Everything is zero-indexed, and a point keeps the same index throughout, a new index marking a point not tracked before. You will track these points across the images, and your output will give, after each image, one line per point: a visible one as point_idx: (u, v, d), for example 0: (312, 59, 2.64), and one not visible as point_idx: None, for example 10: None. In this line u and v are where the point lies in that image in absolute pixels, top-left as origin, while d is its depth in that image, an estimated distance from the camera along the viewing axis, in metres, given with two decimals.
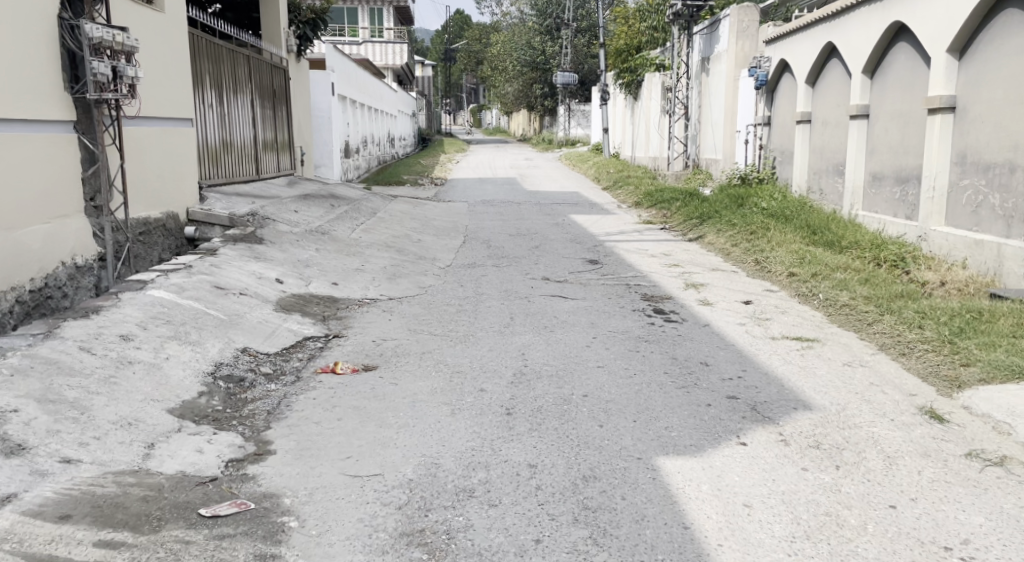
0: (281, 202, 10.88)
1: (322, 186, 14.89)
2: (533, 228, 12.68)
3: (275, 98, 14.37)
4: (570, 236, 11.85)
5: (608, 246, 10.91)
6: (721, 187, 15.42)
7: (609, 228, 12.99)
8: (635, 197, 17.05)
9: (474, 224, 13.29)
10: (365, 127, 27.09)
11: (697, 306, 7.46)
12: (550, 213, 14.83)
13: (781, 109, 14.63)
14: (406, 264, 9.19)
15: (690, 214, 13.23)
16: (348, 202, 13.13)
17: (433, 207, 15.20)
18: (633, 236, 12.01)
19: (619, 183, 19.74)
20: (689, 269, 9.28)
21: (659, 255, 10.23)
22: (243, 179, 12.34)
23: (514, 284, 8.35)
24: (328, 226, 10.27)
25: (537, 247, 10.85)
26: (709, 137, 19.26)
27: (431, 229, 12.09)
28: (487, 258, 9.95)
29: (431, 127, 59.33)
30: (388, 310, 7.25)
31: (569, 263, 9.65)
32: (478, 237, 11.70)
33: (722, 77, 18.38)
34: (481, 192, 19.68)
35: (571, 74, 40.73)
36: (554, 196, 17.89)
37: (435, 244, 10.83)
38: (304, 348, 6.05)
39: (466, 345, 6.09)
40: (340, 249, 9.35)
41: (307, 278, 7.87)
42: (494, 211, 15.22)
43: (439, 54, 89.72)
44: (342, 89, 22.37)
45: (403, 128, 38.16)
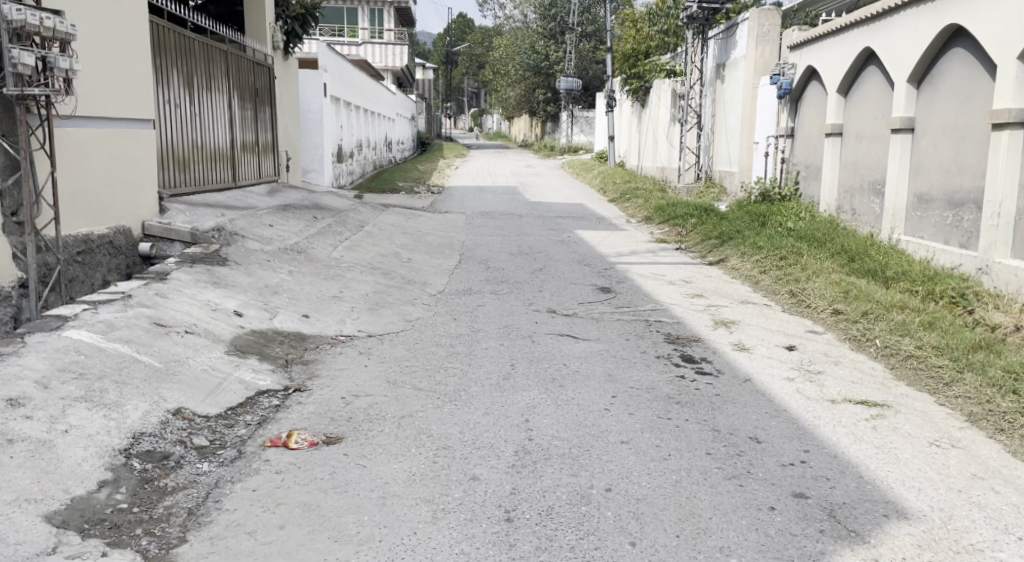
0: (256, 214, 9.73)
1: (309, 194, 13.74)
2: (537, 247, 11.53)
3: (258, 99, 13.24)
4: (577, 257, 10.71)
5: (621, 271, 9.76)
6: (738, 203, 14.30)
7: (618, 248, 11.84)
8: (645, 212, 15.91)
9: (472, 240, 12.13)
10: (361, 130, 25.94)
11: (731, 352, 6.31)
12: (554, 229, 13.68)
13: (807, 120, 13.49)
14: (393, 289, 8.04)
15: (709, 233, 12.10)
16: (334, 214, 11.98)
17: (428, 220, 14.04)
18: (647, 259, 10.87)
19: (627, 195, 18.60)
20: (715, 302, 8.14)
21: (678, 283, 9.09)
22: (217, 187, 11.19)
23: (516, 318, 7.19)
24: (307, 244, 9.12)
25: (541, 270, 9.70)
26: (724, 148, 18.13)
27: (423, 246, 10.94)
28: (485, 283, 8.80)
29: (431, 132, 58.22)
30: (366, 351, 6.10)
31: (578, 290, 8.50)
32: (474, 256, 10.55)
33: (739, 84, 17.24)
34: (480, 202, 18.52)
35: (575, 80, 39.60)
36: (558, 209, 16.74)
37: (428, 264, 9.68)
38: (256, 408, 4.86)
39: (456, 405, 4.95)
40: (318, 272, 8.21)
41: (273, 310, 6.72)
42: (494, 224, 14.06)
43: (440, 57, 88.61)
44: (336, 90, 21.21)
45: (401, 131, 37.04)
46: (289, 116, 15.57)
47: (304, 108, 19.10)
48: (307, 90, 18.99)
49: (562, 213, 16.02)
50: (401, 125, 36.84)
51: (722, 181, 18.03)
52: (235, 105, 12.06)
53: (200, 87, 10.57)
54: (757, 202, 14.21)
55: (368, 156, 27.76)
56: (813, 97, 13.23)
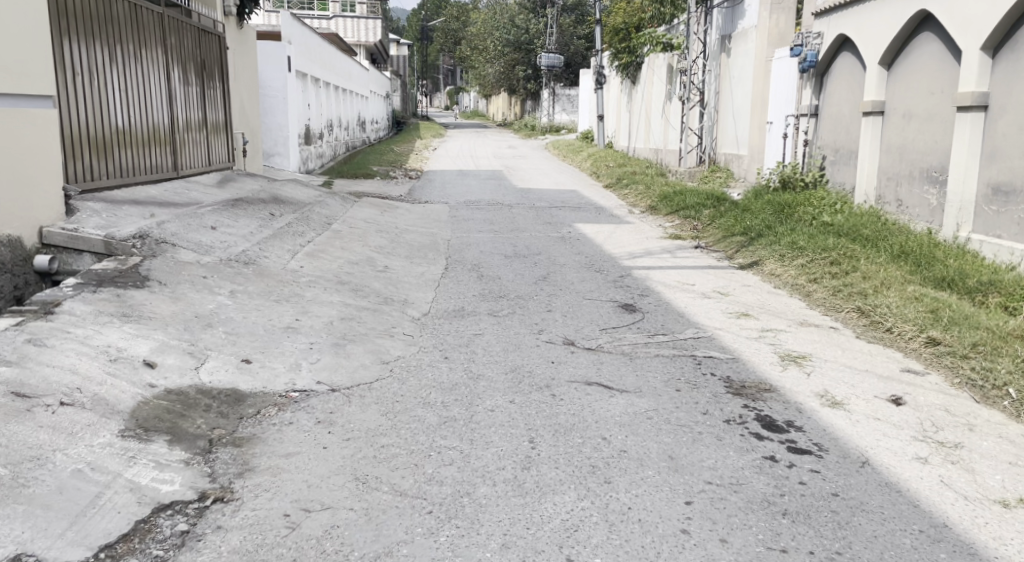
0: (197, 215, 7.97)
1: (267, 184, 11.94)
2: (534, 247, 9.90)
3: (200, 71, 11.45)
4: (585, 261, 9.07)
5: (640, 280, 8.14)
6: (754, 191, 12.65)
7: (628, 247, 10.20)
8: (649, 202, 14.25)
9: (458, 239, 10.43)
10: (331, 109, 24.07)
11: (822, 409, 4.65)
12: (552, 226, 12.02)
13: (835, 98, 11.82)
14: (364, 313, 6.36)
15: (730, 228, 10.49)
16: (293, 210, 10.21)
17: (406, 213, 12.31)
18: (666, 261, 9.25)
19: (625, 182, 16.95)
20: (768, 322, 6.51)
21: (712, 295, 7.46)
22: (150, 177, 9.43)
23: (524, 358, 5.55)
24: (257, 253, 7.39)
25: (546, 280, 8.05)
26: (729, 129, 16.50)
27: (402, 248, 9.25)
28: (480, 302, 7.13)
29: (406, 111, 56.26)
30: (326, 421, 4.41)
31: (595, 311, 6.86)
32: (462, 262, 8.89)
33: (746, 56, 15.60)
34: (464, 189, 16.82)
35: (557, 56, 37.89)
36: (551, 199, 15.07)
37: (408, 275, 8.00)
38: (153, 545, 3.28)
39: (460, 527, 3.37)
40: (269, 293, 6.49)
41: (202, 354, 5.02)
42: (481, 219, 12.38)
43: (415, 34, 86.27)
44: (301, 65, 19.31)
45: (376, 110, 35.11)
46: (242, 92, 13.79)
47: (265, 85, 17.35)
48: (267, 65, 17.22)
49: (557, 205, 14.38)
50: (375, 103, 34.91)
51: (728, 165, 16.42)
52: (174, 79, 10.28)
53: (126, 57, 8.77)
54: (775, 190, 12.55)
55: (339, 137, 25.88)
56: (843, 70, 11.58)
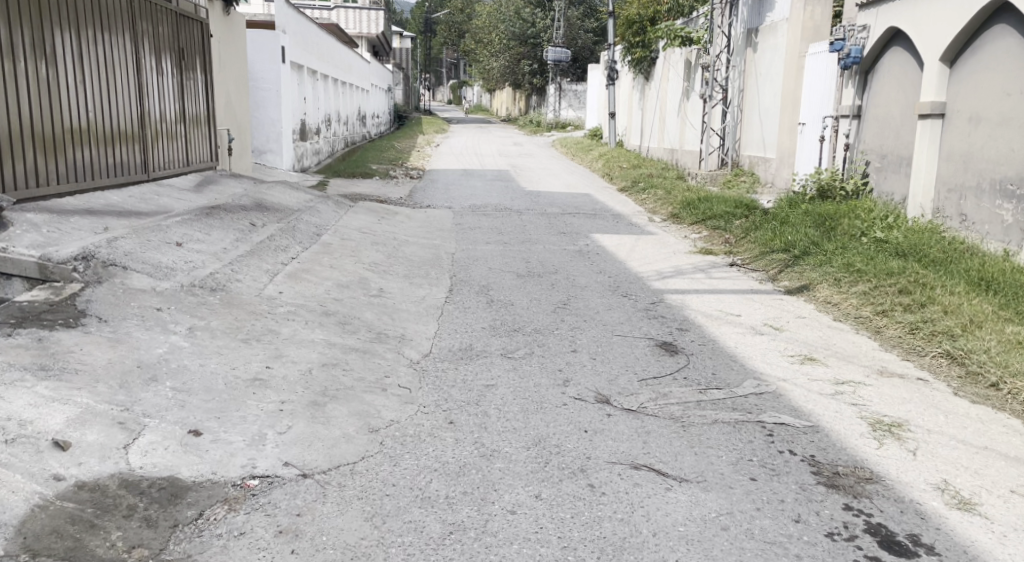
0: (160, 229, 6.87)
1: (252, 187, 10.83)
2: (551, 266, 8.82)
3: (176, 57, 10.30)
4: (608, 283, 8.00)
5: (675, 308, 7.06)
6: (789, 200, 11.56)
7: (653, 265, 9.13)
8: (673, 210, 13.18)
9: (464, 254, 9.36)
10: (329, 103, 23.00)
11: (951, 512, 3.53)
12: (567, 238, 10.95)
13: (884, 96, 10.61)
14: (350, 357, 5.27)
15: (766, 242, 9.42)
16: (278, 219, 9.09)
17: (405, 221, 11.21)
18: (699, 283, 8.17)
19: (643, 186, 15.94)
20: (839, 368, 5.41)
21: (762, 329, 6.36)
22: (104, 182, 8.34)
23: (548, 420, 4.46)
24: (227, 277, 6.28)
25: (568, 309, 6.98)
26: (756, 130, 15.50)
27: (399, 267, 8.17)
28: (489, 339, 6.05)
29: (409, 105, 55.16)
30: (289, 529, 3.37)
31: (627, 350, 5.79)
32: (467, 285, 7.80)
33: (776, 52, 14.62)
34: (469, 192, 15.77)
35: (564, 50, 36.83)
36: (564, 207, 14.01)
37: (406, 303, 6.92)
38: None
39: None
40: (236, 330, 5.40)
41: (136, 423, 3.92)
42: (487, 229, 11.30)
43: (419, 27, 85.09)
44: (297, 55, 18.20)
45: (377, 103, 34.02)
46: (228, 85, 12.69)
47: (257, 77, 16.23)
48: (259, 55, 16.11)
49: (570, 212, 13.33)
50: (377, 97, 33.85)
51: (753, 168, 15.50)
52: (139, 68, 9.14)
53: (64, 47, 7.63)
54: (811, 200, 11.44)
55: (339, 132, 24.83)
56: (892, 67, 10.43)
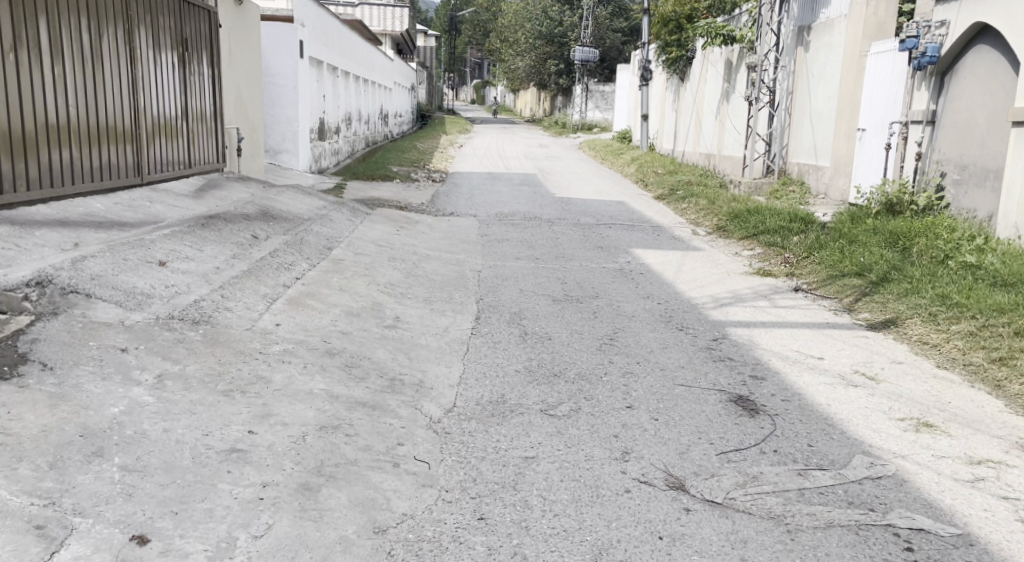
0: (141, 244, 5.86)
1: (260, 192, 9.84)
2: (592, 290, 7.79)
3: (175, 43, 9.24)
4: (660, 315, 6.97)
5: (742, 348, 6.02)
6: (853, 216, 10.65)
7: (707, 290, 8.09)
8: (720, 223, 12.26)
9: (492, 274, 8.35)
10: (350, 102, 22.07)
11: None
12: (606, 255, 9.91)
13: (965, 102, 9.60)
14: (355, 415, 4.24)
15: (836, 264, 8.50)
16: (285, 229, 8.08)
17: (426, 232, 10.20)
18: (764, 315, 7.12)
19: (683, 195, 15.00)
20: (964, 440, 4.34)
21: (854, 379, 5.29)
22: (81, 190, 7.31)
23: (609, 517, 3.46)
24: (214, 306, 5.26)
25: (616, 347, 5.96)
26: (806, 135, 15.03)
27: (418, 289, 7.17)
28: (526, 387, 5.03)
29: (432, 105, 54.25)
30: None
31: (696, 407, 4.74)
32: (496, 314, 6.79)
33: (832, 52, 14.15)
34: (495, 198, 14.77)
35: (593, 51, 35.68)
36: (599, 216, 12.98)
37: (425, 336, 5.90)
38: None
39: None
40: (217, 376, 4.38)
41: (60, 528, 3.08)
42: (517, 242, 10.29)
43: (443, 26, 84.26)
44: (318, 51, 17.28)
45: (400, 103, 33.10)
46: (240, 80, 11.72)
47: (274, 72, 15.28)
48: (277, 49, 15.17)
49: (606, 223, 12.29)
50: (400, 96, 32.94)
51: (802, 176, 15.04)
52: (129, 56, 8.07)
53: (31, 32, 6.60)
54: (876, 216, 10.44)
55: (360, 131, 23.90)
56: (976, 68, 9.42)
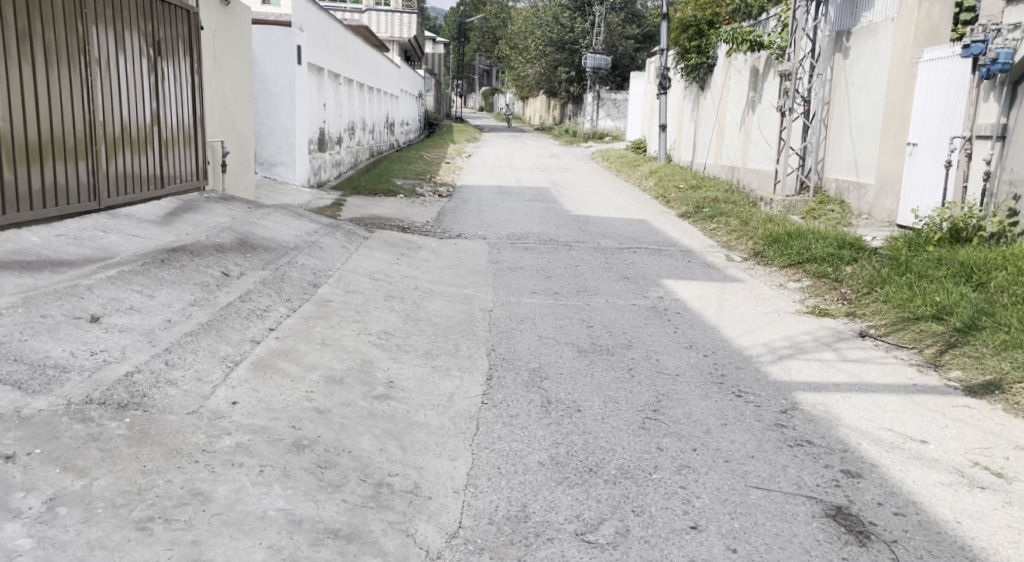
0: (69, 292, 4.62)
1: (243, 213, 8.62)
2: (623, 337, 6.66)
3: (149, 43, 7.88)
4: (710, 377, 5.76)
5: (818, 425, 4.93)
6: (911, 243, 9.90)
7: (760, 339, 6.87)
8: (758, 247, 11.19)
9: (506, 314, 7.22)
10: (353, 110, 20.92)
11: None
12: (634, 287, 8.70)
13: None
14: (322, 556, 3.21)
15: (907, 304, 7.60)
16: (264, 263, 6.83)
17: (429, 261, 9.00)
18: (834, 380, 5.90)
19: (710, 213, 13.97)
20: None
21: (975, 480, 4.24)
22: (10, 220, 6.01)
23: None
24: (151, 380, 4.03)
25: (661, 424, 4.79)
26: (845, 148, 14.21)
27: (418, 340, 5.96)
28: (555, 492, 3.86)
29: (439, 112, 53.23)
30: None
31: (784, 532, 3.62)
32: (514, 374, 5.59)
33: (876, 58, 13.32)
34: (507, 217, 13.59)
35: (604, 58, 34.86)
36: (621, 238, 11.77)
37: (424, 410, 4.68)
38: None
39: None
40: (134, 495, 3.29)
41: None
42: (532, 271, 9.17)
43: (450, 32, 83.34)
44: (318, 57, 16.10)
45: (406, 110, 31.99)
46: (230, 90, 10.50)
47: (269, 78, 14.10)
48: (272, 55, 14.00)
49: (631, 247, 11.10)
50: (406, 104, 31.83)
51: (841, 194, 14.20)
52: (76, 58, 6.67)
53: None
54: (938, 243, 9.79)
55: (364, 141, 22.74)
56: None
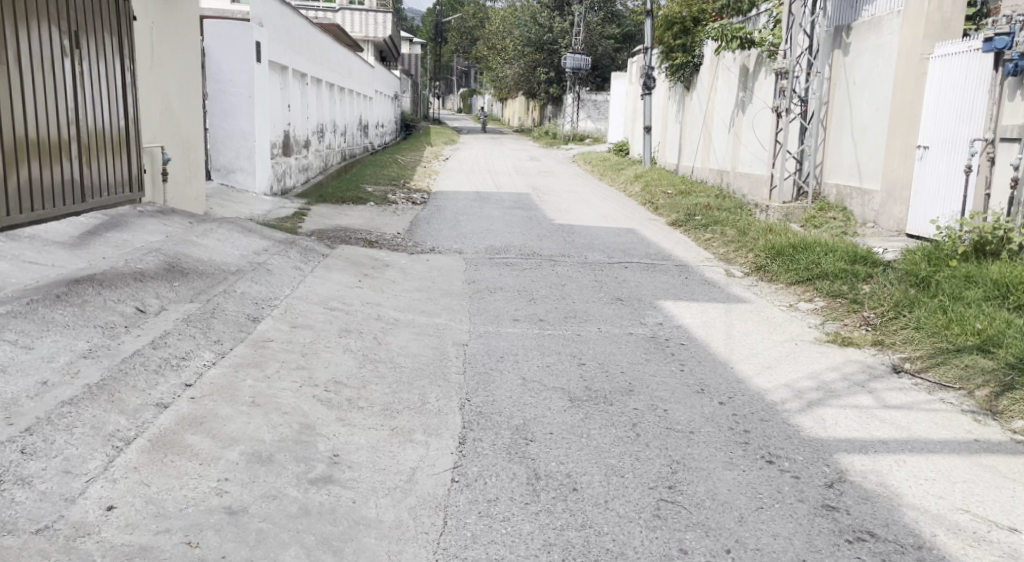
0: None
1: (180, 230, 7.51)
2: (619, 380, 5.65)
3: (63, 33, 6.71)
4: (732, 435, 4.74)
5: (869, 505, 3.97)
6: (931, 258, 9.02)
7: (780, 380, 5.86)
8: (760, 260, 10.21)
9: (483, 350, 6.18)
10: (322, 111, 19.77)
11: None
12: (629, 311, 7.69)
13: None
14: None
15: (944, 331, 6.74)
16: (194, 293, 5.74)
17: (396, 283, 7.93)
18: (880, 436, 4.89)
19: (703, 221, 13.02)
20: None
21: None
22: None
23: None
24: None
25: (680, 510, 3.80)
26: (847, 151, 13.24)
27: (376, 392, 4.88)
28: None
29: (416, 114, 52.10)
30: None
31: None
32: (496, 435, 4.54)
33: (880, 54, 12.38)
34: (484, 226, 12.53)
35: (584, 57, 33.90)
36: (611, 252, 10.77)
37: (377, 502, 3.64)
38: None
39: None
40: None
41: None
42: (513, 292, 8.14)
43: (428, 33, 82.23)
44: (280, 54, 14.94)
45: (381, 111, 30.87)
46: (173, 92, 9.36)
47: (225, 78, 13.00)
48: (229, 52, 12.87)
49: (621, 262, 10.10)
50: (381, 106, 30.70)
51: (841, 201, 13.28)
52: None
53: None
54: (961, 262, 8.86)
55: (335, 144, 21.63)
56: None
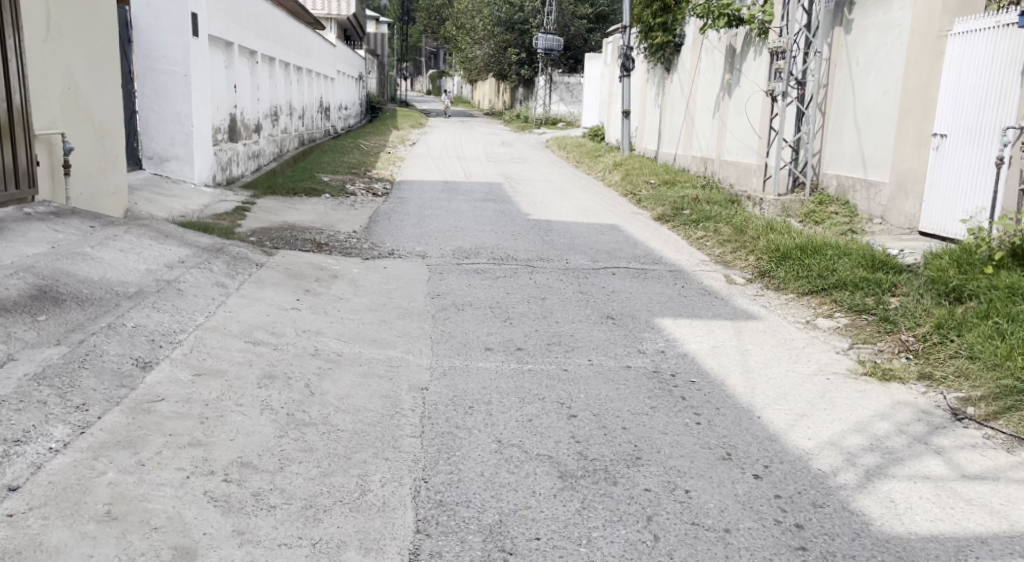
0: None
1: (74, 237, 6.16)
2: (615, 442, 4.38)
3: None
4: (783, 538, 3.53)
5: None
6: (962, 265, 7.74)
7: (819, 432, 4.65)
8: (764, 264, 8.97)
9: (446, 398, 4.89)
10: (277, 92, 18.28)
11: None
12: (623, 335, 6.46)
13: None
14: None
15: (1006, 367, 5.41)
16: (64, 330, 4.44)
17: (344, 301, 6.62)
18: (973, 530, 3.68)
19: (692, 217, 11.79)
20: None
21: None
22: None
23: None
24: None
25: None
26: (849, 139, 12.02)
27: (294, 480, 3.58)
28: None
29: (384, 97, 50.48)
30: None
31: None
32: (464, 546, 3.31)
33: (888, 33, 11.14)
34: (450, 223, 11.22)
35: (556, 38, 32.55)
36: (594, 254, 9.54)
37: None
38: None
39: None
40: None
41: None
42: (483, 311, 6.87)
43: (396, 14, 80.28)
44: (221, 29, 13.45)
45: (344, 93, 29.35)
46: (81, 67, 7.95)
47: (158, 54, 11.63)
48: (160, 25, 11.51)
49: (607, 268, 8.87)
50: (344, 87, 29.17)
51: (844, 194, 12.05)
52: None
53: None
54: (1000, 269, 7.53)
55: (292, 128, 20.16)
56: None
